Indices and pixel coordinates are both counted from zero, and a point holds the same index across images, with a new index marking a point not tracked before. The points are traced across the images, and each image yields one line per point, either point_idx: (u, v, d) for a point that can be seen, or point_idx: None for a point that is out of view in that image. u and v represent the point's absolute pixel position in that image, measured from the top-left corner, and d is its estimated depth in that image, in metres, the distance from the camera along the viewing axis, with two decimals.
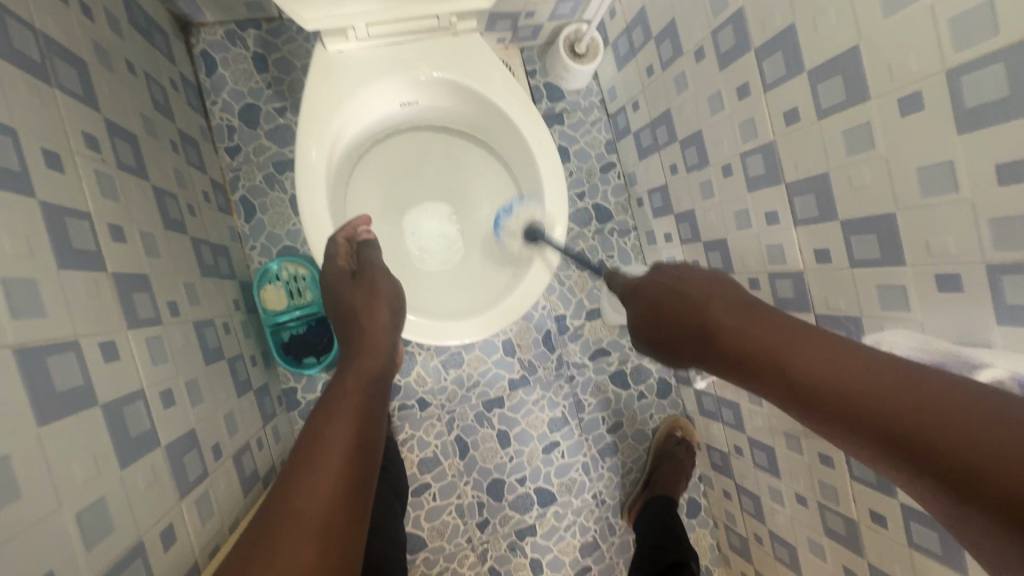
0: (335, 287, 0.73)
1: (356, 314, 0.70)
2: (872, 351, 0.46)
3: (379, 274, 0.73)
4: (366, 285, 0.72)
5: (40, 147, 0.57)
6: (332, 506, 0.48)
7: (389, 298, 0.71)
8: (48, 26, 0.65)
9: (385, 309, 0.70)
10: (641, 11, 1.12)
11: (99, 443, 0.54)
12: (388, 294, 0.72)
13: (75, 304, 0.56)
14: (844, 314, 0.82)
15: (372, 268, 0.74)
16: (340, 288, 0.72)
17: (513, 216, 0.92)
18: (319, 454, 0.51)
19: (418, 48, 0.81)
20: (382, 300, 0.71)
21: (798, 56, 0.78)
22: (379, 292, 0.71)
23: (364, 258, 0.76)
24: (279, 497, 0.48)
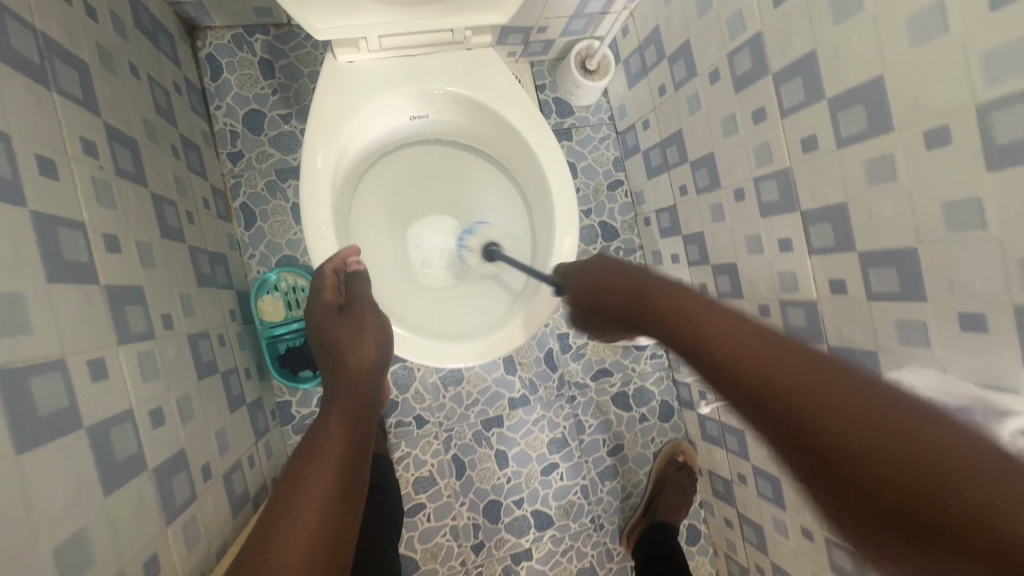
0: (319, 320, 0.68)
1: (340, 348, 0.64)
2: (822, 355, 0.37)
3: (369, 309, 0.69)
4: (352, 319, 0.68)
5: (34, 153, 0.54)
6: (310, 566, 0.44)
7: (378, 334, 0.67)
8: (49, 27, 0.62)
9: (372, 346, 0.65)
10: (655, 30, 1.11)
11: (82, 470, 0.51)
12: (377, 331, 0.67)
13: (64, 320, 0.53)
14: (860, 347, 0.80)
15: (361, 304, 0.70)
16: (324, 322, 0.68)
17: (472, 235, 0.94)
18: (297, 507, 0.47)
19: (431, 61, 0.79)
20: (369, 336, 0.66)
21: (818, 83, 0.76)
22: (366, 329, 0.67)
23: (353, 292, 0.71)
24: (254, 560, 0.44)
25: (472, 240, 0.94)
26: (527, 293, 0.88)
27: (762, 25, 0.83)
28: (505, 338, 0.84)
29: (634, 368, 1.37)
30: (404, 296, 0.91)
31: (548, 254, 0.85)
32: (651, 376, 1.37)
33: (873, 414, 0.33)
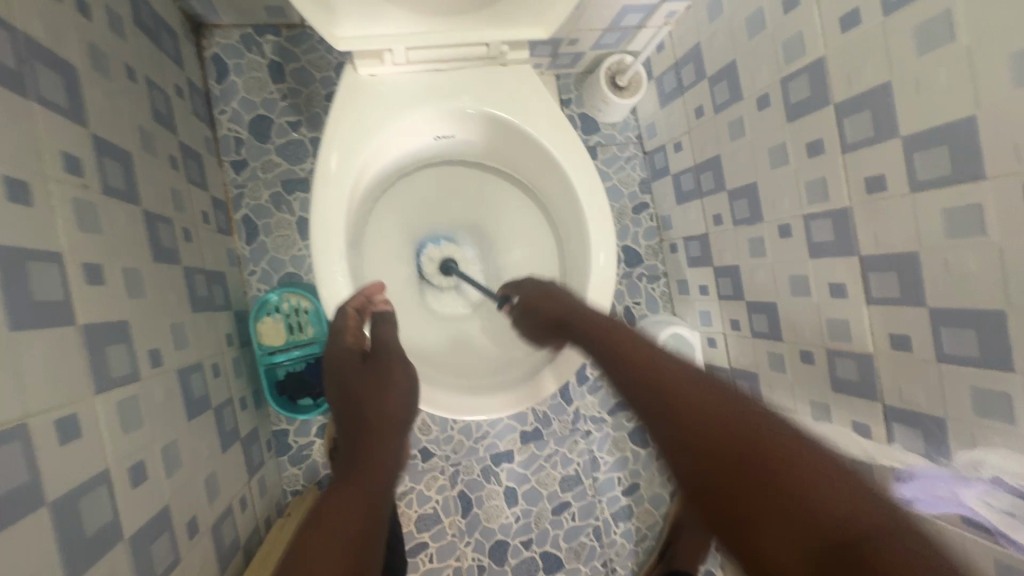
0: (339, 369, 0.59)
1: (358, 400, 0.54)
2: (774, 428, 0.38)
3: (398, 356, 0.61)
4: (377, 370, 0.59)
5: (3, 174, 0.46)
6: None
7: (406, 385, 0.57)
8: (32, 26, 0.55)
9: (399, 398, 0.55)
10: (695, 47, 1.03)
11: (42, 554, 0.43)
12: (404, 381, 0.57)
13: (30, 375, 0.45)
14: (924, 412, 0.72)
15: (389, 351, 0.61)
16: (343, 369, 0.59)
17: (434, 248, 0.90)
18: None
19: (462, 77, 0.71)
20: (397, 386, 0.56)
21: (891, 118, 0.68)
22: (396, 379, 0.57)
23: (377, 337, 0.64)
24: None
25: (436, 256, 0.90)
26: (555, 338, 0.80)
27: (824, 50, 0.76)
28: (533, 389, 0.76)
29: None
30: (424, 334, 0.85)
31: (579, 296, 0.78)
32: None
33: (809, 479, 0.34)
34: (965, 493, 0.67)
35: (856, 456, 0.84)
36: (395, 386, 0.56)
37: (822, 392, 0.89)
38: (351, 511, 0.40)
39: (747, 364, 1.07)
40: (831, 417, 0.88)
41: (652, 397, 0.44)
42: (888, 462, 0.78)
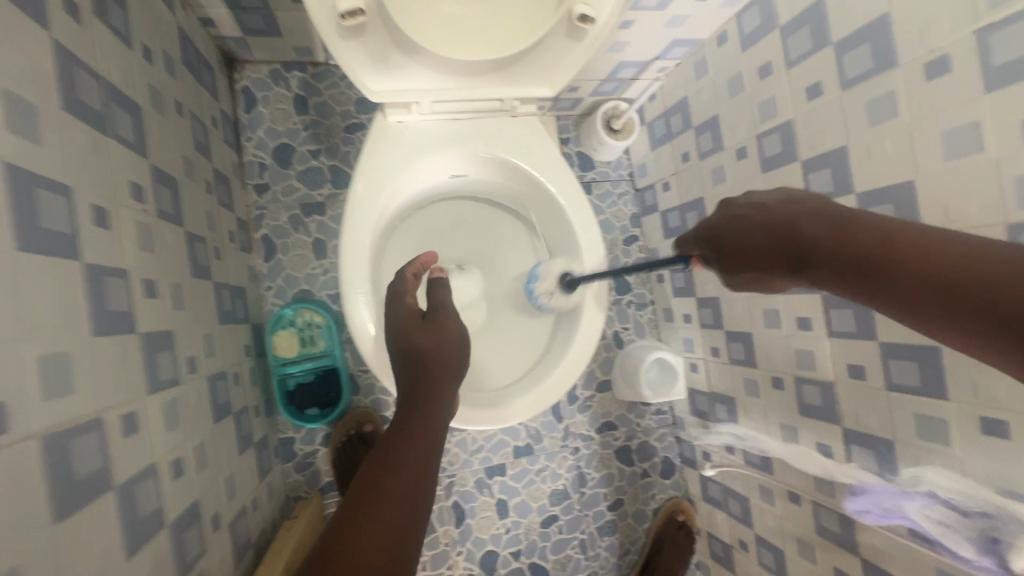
0: (403, 326, 0.67)
1: (422, 354, 0.62)
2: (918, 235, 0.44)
3: (453, 319, 0.67)
4: (437, 328, 0.66)
5: (89, 203, 0.54)
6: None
7: (457, 344, 0.65)
8: (112, 74, 0.63)
9: (453, 353, 0.64)
10: (683, 100, 1.15)
11: (110, 531, 0.50)
12: (457, 341, 0.65)
13: (105, 375, 0.53)
14: (877, 434, 0.81)
15: (445, 313, 0.68)
16: (407, 325, 0.67)
17: (540, 281, 0.88)
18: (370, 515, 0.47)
19: (477, 125, 0.82)
20: (450, 344, 0.64)
21: (848, 177, 0.79)
22: (451, 338, 0.65)
23: (434, 300, 0.71)
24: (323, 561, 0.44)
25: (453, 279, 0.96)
26: (540, 369, 0.89)
27: (794, 113, 0.87)
28: (520, 411, 0.85)
29: (639, 423, 1.36)
30: None
31: (572, 330, 0.88)
32: (655, 431, 1.37)
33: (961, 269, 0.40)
34: (908, 507, 0.75)
35: (819, 474, 0.92)
36: (451, 346, 0.64)
37: (791, 415, 0.98)
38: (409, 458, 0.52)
39: (725, 387, 1.16)
40: (799, 438, 0.96)
41: (834, 242, 0.48)
42: (843, 476, 0.86)
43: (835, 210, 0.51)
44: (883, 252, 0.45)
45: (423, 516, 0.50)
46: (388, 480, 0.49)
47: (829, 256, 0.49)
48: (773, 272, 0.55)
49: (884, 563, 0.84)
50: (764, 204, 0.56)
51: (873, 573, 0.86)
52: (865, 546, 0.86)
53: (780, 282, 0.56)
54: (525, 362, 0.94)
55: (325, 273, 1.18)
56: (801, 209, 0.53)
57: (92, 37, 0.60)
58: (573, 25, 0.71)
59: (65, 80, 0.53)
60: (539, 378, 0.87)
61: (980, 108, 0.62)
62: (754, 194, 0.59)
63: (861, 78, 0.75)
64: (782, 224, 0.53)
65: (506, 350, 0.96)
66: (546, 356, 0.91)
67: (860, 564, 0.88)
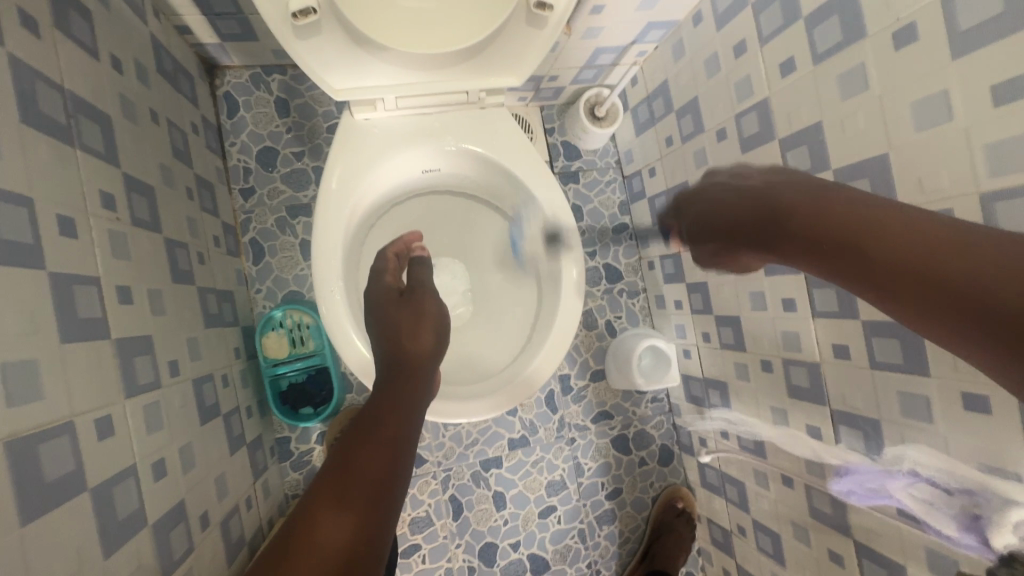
0: (382, 303, 0.70)
1: (398, 331, 0.64)
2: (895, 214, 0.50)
3: (431, 296, 0.70)
4: (413, 305, 0.69)
5: (55, 213, 0.56)
6: (358, 520, 0.45)
7: (435, 319, 0.66)
8: (78, 85, 0.65)
9: (430, 334, 0.65)
10: (664, 83, 1.13)
11: (84, 532, 0.51)
12: (434, 317, 0.67)
13: (76, 380, 0.54)
14: (862, 414, 0.80)
15: (423, 290, 0.71)
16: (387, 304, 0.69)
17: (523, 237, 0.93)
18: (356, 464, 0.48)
19: (443, 119, 0.83)
20: (428, 321, 0.66)
21: (823, 154, 0.78)
22: (427, 313, 0.67)
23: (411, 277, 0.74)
24: (308, 509, 0.45)
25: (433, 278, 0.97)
26: (521, 357, 0.89)
27: (769, 91, 0.85)
28: (504, 399, 0.85)
29: (635, 411, 1.36)
30: None
31: (551, 314, 0.88)
32: (652, 419, 1.36)
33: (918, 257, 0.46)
34: (892, 486, 0.76)
35: (809, 457, 0.92)
36: (428, 320, 0.67)
37: (780, 397, 0.96)
38: (390, 416, 0.54)
39: (717, 372, 1.15)
40: (789, 421, 0.95)
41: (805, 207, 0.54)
42: (835, 460, 0.86)
43: (807, 182, 0.57)
44: (843, 223, 0.51)
45: (406, 469, 0.51)
46: (364, 452, 0.49)
47: (797, 220, 0.55)
48: (739, 246, 0.63)
49: (876, 544, 0.82)
50: (738, 182, 0.64)
51: (866, 555, 0.85)
52: (856, 526, 0.85)
53: (746, 258, 0.65)
54: (509, 352, 0.94)
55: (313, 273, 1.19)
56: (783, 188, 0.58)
57: (54, 51, 0.61)
58: (532, 13, 0.72)
59: (22, 92, 0.54)
60: (521, 366, 0.87)
61: (947, 75, 0.60)
62: (737, 168, 0.68)
63: (832, 51, 0.73)
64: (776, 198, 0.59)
65: (491, 342, 0.96)
66: (527, 345, 0.91)
67: (852, 545, 0.87)
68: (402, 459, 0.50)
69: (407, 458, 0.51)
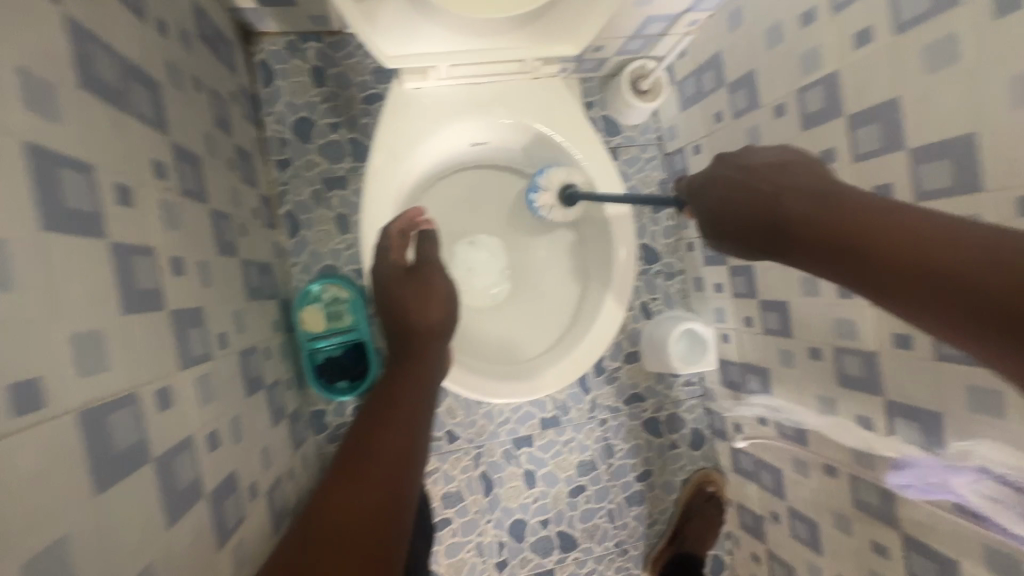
0: (390, 280, 0.74)
1: (407, 309, 0.74)
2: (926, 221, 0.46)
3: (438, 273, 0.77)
4: (422, 285, 0.75)
5: (113, 182, 0.55)
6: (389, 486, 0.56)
7: (444, 296, 0.75)
8: (129, 49, 0.63)
9: (437, 309, 0.74)
10: (716, 55, 1.08)
11: (150, 503, 0.51)
12: (442, 293, 0.76)
13: (137, 352, 0.54)
14: (922, 406, 0.77)
15: (430, 268, 0.77)
16: (396, 283, 0.75)
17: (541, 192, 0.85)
18: (383, 441, 0.60)
19: (496, 91, 0.81)
20: (436, 298, 0.75)
21: (898, 132, 0.73)
22: (434, 292, 0.75)
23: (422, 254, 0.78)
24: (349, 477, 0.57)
25: (473, 254, 0.96)
26: (565, 343, 0.89)
27: (839, 64, 0.80)
28: (546, 384, 0.84)
29: (668, 395, 1.34)
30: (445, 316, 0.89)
31: (599, 301, 0.87)
32: (685, 403, 1.34)
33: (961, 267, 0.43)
34: (955, 481, 0.74)
35: (859, 448, 0.90)
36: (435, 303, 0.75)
37: (828, 386, 0.94)
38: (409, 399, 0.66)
39: (758, 358, 1.13)
40: (837, 411, 0.93)
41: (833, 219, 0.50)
42: (888, 453, 0.84)
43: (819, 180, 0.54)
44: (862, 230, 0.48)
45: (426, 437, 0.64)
46: (390, 434, 0.61)
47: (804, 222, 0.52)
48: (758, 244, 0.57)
49: (928, 538, 0.82)
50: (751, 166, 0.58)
51: (915, 547, 0.84)
52: (908, 519, 0.84)
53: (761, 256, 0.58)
54: (540, 343, 0.93)
55: (349, 248, 1.18)
56: (784, 177, 0.55)
57: (106, 12, 0.59)
58: None
59: (79, 55, 0.52)
60: (564, 352, 0.86)
61: None
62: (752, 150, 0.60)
63: (918, 21, 0.68)
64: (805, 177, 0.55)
65: (530, 325, 0.95)
66: (571, 331, 0.90)
67: (900, 536, 0.86)
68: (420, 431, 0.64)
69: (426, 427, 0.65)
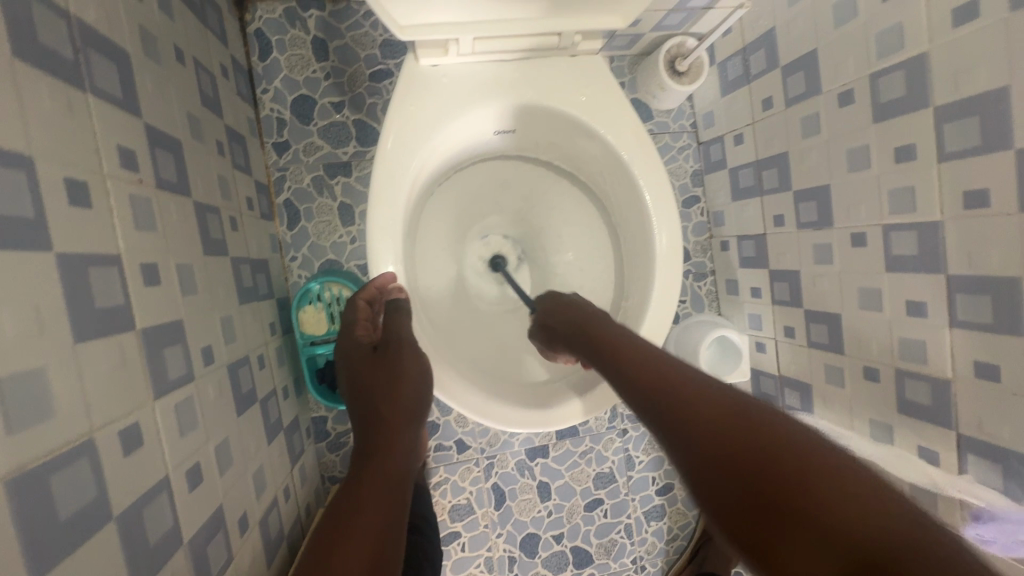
0: (354, 364, 0.62)
1: (373, 393, 0.56)
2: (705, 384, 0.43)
3: (408, 346, 0.62)
4: (389, 363, 0.60)
5: (64, 176, 0.44)
6: None
7: (417, 376, 0.58)
8: (87, 11, 0.51)
9: (410, 392, 0.56)
10: (768, 32, 0.95)
11: (111, 571, 0.43)
12: (414, 374, 0.58)
13: (97, 386, 0.44)
14: (1006, 445, 0.68)
15: (399, 344, 0.62)
16: (359, 365, 0.61)
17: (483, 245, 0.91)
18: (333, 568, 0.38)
19: (526, 71, 0.70)
20: (410, 379, 0.57)
21: (1003, 128, 0.62)
22: (408, 373, 0.58)
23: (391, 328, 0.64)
24: None
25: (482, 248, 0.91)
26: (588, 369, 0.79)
27: (929, 45, 0.68)
28: (561, 415, 0.74)
29: None
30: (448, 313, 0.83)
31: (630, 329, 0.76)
32: None
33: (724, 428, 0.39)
34: None
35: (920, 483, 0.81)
36: (409, 382, 0.57)
37: (885, 411, 0.84)
38: (377, 496, 0.44)
39: (798, 373, 1.03)
40: (895, 440, 0.83)
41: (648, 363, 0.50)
42: (959, 494, 0.74)
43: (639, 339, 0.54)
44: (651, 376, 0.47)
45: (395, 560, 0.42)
46: (344, 550, 0.39)
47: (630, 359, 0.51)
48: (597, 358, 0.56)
49: None
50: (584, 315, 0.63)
51: None
52: None
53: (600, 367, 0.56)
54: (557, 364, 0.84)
55: (353, 241, 1.08)
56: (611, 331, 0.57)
57: None
58: None
59: (15, 15, 0.41)
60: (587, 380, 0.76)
61: None
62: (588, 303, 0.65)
63: None
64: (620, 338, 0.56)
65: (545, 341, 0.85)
66: None
67: None
68: (391, 547, 0.42)
69: (397, 546, 0.43)
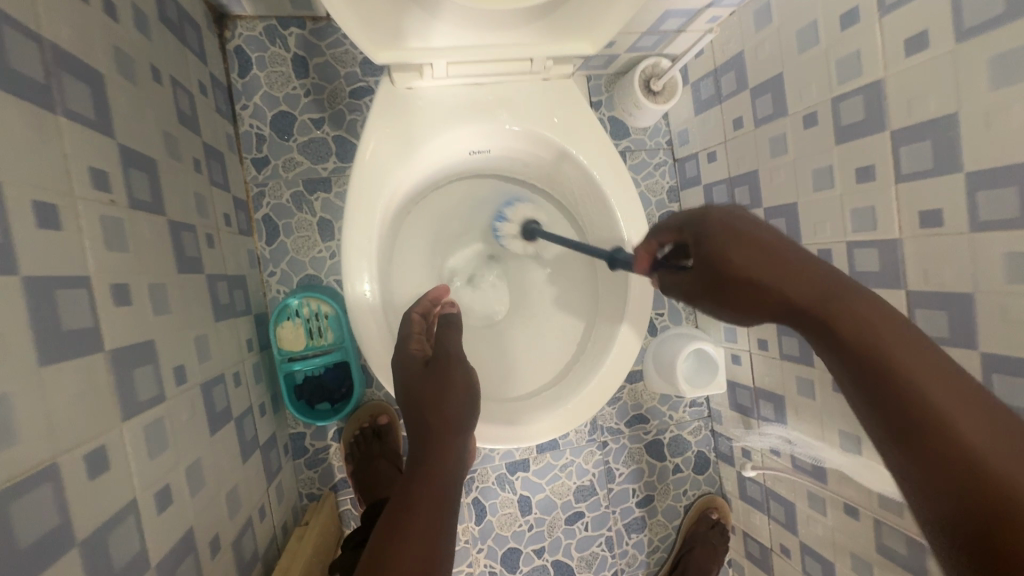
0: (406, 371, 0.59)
1: (420, 405, 0.55)
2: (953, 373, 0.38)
3: (460, 361, 0.59)
4: (439, 372, 0.58)
5: (32, 199, 0.45)
6: None
7: (466, 389, 0.56)
8: (61, 34, 0.52)
9: (458, 406, 0.55)
10: (738, 55, 0.99)
11: None
12: (463, 387, 0.56)
13: (63, 408, 0.44)
14: None
15: (449, 356, 0.59)
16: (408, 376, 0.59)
17: (506, 223, 0.87)
18: None
19: (500, 94, 0.72)
20: (457, 390, 0.55)
21: (953, 152, 0.65)
22: (458, 384, 0.56)
23: (442, 344, 0.62)
24: None
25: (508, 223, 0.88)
26: (557, 387, 0.81)
27: (885, 72, 0.72)
28: (531, 432, 0.75)
29: (672, 416, 1.27)
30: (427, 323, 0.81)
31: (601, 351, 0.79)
32: (689, 425, 1.27)
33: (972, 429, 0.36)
34: None
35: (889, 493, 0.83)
36: (457, 396, 0.55)
37: (854, 422, 0.86)
38: (421, 524, 0.44)
39: (772, 384, 1.05)
40: (863, 450, 0.86)
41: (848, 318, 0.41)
42: None
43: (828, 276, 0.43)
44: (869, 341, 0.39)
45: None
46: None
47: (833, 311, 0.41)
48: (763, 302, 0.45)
49: None
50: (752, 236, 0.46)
51: None
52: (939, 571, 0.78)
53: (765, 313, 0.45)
54: (524, 379, 0.85)
55: (332, 257, 1.08)
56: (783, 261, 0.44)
57: None
58: None
59: None
60: (557, 398, 0.78)
61: None
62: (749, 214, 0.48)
63: (985, 27, 0.60)
64: (808, 271, 0.43)
65: (514, 356, 0.86)
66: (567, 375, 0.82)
67: None
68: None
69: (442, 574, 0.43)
